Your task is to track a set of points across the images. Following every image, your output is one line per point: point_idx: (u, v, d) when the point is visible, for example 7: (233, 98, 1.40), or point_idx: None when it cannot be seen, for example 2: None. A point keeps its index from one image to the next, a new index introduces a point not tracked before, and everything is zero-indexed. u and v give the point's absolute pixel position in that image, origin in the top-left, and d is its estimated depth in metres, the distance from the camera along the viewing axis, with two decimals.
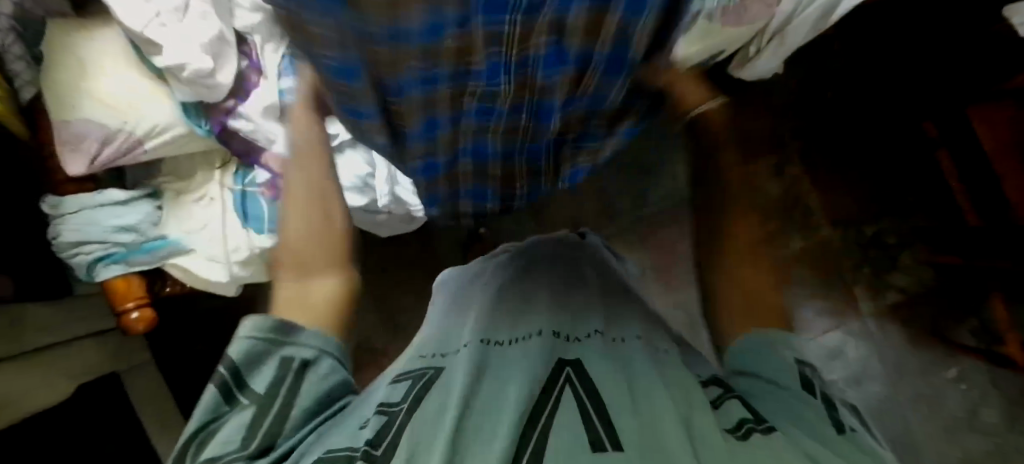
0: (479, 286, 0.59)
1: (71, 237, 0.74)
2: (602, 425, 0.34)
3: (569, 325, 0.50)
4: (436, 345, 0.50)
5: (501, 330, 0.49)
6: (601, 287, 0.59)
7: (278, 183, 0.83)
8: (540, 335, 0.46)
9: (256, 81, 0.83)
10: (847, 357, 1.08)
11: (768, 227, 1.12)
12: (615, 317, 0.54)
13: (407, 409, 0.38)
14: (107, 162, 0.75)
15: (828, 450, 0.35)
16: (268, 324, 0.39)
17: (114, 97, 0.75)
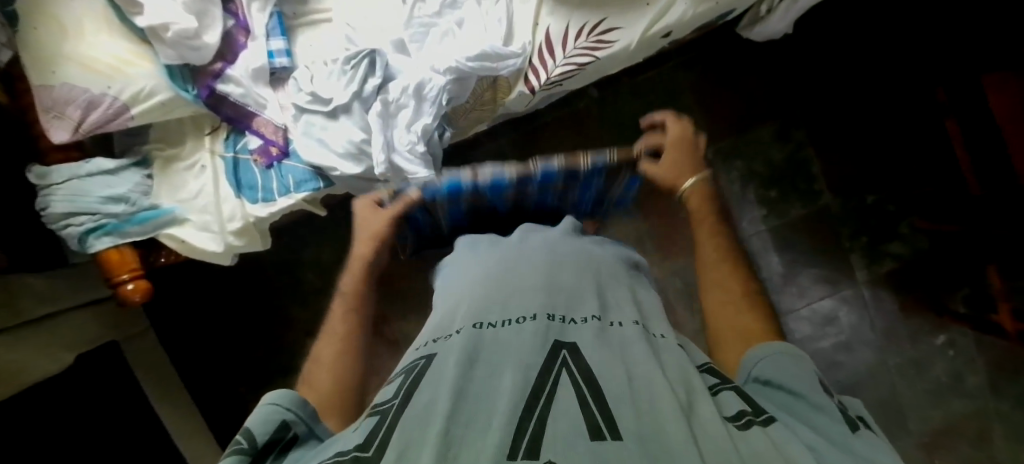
0: (477, 261, 0.57)
1: (62, 209, 0.72)
2: (599, 418, 0.34)
3: (566, 304, 0.47)
4: (431, 329, 0.49)
5: (494, 310, 0.47)
6: (602, 262, 0.56)
7: (270, 149, 0.81)
8: (534, 317, 0.45)
9: (244, 42, 0.80)
10: (841, 325, 1.09)
11: (768, 195, 1.11)
12: (615, 295, 0.50)
13: (398, 405, 0.39)
14: (94, 128, 0.72)
15: (828, 446, 0.34)
16: (287, 396, 0.43)
17: (98, 61, 0.72)
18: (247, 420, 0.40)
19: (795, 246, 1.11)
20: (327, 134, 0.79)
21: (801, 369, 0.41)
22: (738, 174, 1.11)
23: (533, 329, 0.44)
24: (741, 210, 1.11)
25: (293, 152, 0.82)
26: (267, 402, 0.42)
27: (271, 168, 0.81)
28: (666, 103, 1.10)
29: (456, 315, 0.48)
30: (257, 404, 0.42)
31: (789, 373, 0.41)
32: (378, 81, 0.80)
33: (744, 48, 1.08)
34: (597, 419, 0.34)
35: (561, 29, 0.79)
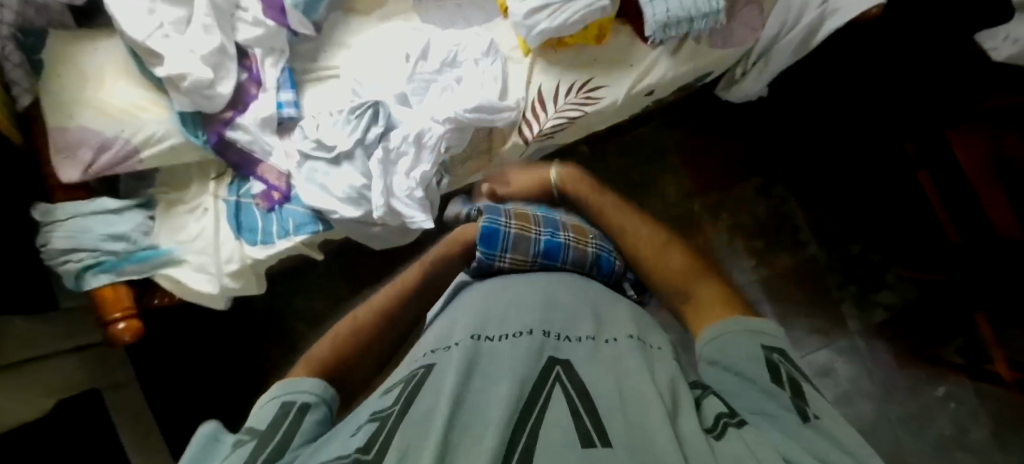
0: (470, 285, 0.57)
1: (62, 245, 0.73)
2: (592, 430, 0.34)
3: (560, 322, 0.47)
4: (429, 344, 0.47)
5: (491, 325, 0.46)
6: (600, 288, 0.56)
7: (273, 193, 0.84)
8: (532, 332, 0.44)
9: (255, 93, 0.84)
10: (838, 376, 1.08)
11: (755, 245, 1.14)
12: (607, 314, 0.50)
13: (399, 408, 0.37)
14: (103, 170, 0.75)
15: (796, 442, 0.33)
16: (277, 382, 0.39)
17: (113, 107, 0.76)
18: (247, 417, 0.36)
19: (786, 297, 1.12)
20: (330, 179, 0.83)
21: (753, 343, 0.41)
22: (725, 225, 1.14)
23: (529, 344, 0.43)
24: (731, 260, 1.13)
25: (295, 196, 0.84)
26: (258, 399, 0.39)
27: (272, 211, 0.84)
28: (654, 158, 1.16)
29: (451, 329, 0.47)
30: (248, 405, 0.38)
31: (738, 353, 0.41)
32: (379, 130, 0.84)
33: (724, 108, 1.16)
34: (587, 427, 0.34)
35: (552, 87, 0.86)
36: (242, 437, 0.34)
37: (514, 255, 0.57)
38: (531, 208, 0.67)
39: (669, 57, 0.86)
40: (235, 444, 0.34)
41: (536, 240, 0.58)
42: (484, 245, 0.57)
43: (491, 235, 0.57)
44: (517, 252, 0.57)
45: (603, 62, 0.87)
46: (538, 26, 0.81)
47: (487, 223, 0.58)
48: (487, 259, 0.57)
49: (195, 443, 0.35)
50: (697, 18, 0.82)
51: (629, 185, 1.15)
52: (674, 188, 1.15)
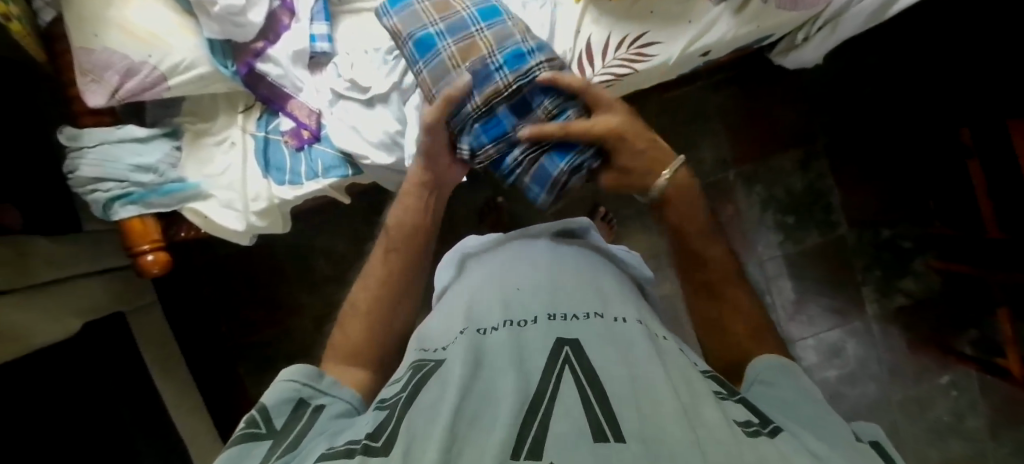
0: (482, 273, 0.61)
1: (90, 173, 0.70)
2: (602, 417, 0.35)
3: (567, 307, 0.51)
4: (436, 337, 0.52)
5: (495, 315, 0.50)
6: (618, 282, 0.59)
7: (302, 132, 0.81)
8: (535, 322, 0.48)
9: (286, 24, 0.78)
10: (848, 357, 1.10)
11: (786, 221, 1.11)
12: (612, 300, 0.53)
13: (403, 401, 0.40)
14: (129, 96, 0.72)
15: (832, 451, 0.36)
16: (300, 370, 0.48)
17: (139, 27, 0.71)
18: (264, 396, 0.46)
19: (809, 275, 1.11)
20: (362, 122, 0.78)
21: (791, 383, 0.45)
22: (758, 198, 1.11)
23: (534, 334, 0.46)
24: (758, 235, 1.11)
25: (325, 136, 0.81)
26: (282, 376, 0.48)
27: (301, 151, 0.81)
28: (693, 121, 1.10)
29: (457, 322, 0.51)
30: (273, 382, 0.47)
31: (791, 387, 0.44)
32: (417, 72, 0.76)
33: (778, 74, 1.09)
34: (600, 418, 0.35)
35: (602, 39, 0.81)
36: (265, 427, 0.43)
37: (428, 76, 0.69)
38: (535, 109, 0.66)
39: (731, 18, 0.80)
40: (259, 430, 0.42)
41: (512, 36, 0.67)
42: (448, 24, 0.68)
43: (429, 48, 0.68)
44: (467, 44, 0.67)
45: (659, 16, 0.81)
46: None
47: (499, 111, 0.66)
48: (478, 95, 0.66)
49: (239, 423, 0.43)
50: None
51: None
52: (710, 155, 1.11)
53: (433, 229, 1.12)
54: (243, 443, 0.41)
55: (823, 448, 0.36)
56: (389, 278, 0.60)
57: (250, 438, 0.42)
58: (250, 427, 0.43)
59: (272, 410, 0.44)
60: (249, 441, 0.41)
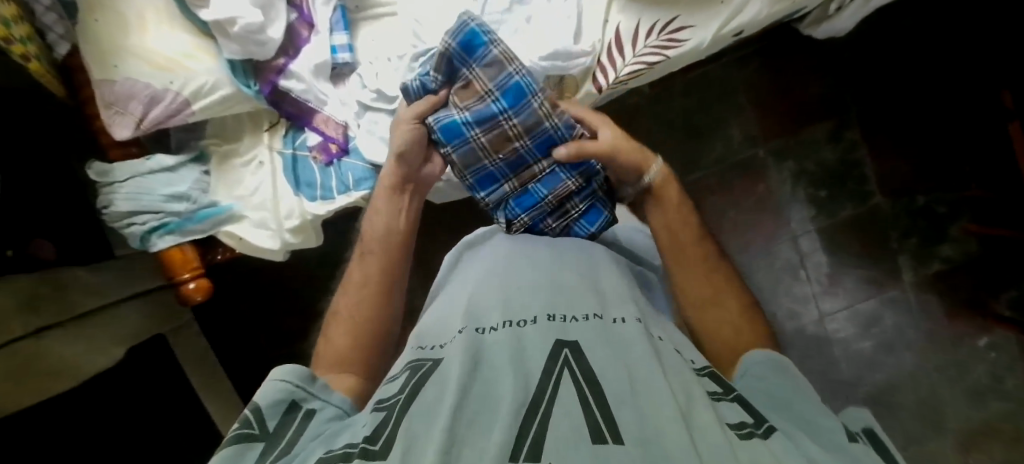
0: (478, 272, 0.60)
1: (124, 207, 0.69)
2: (601, 420, 0.34)
3: (565, 305, 0.49)
4: (436, 337, 0.51)
5: (494, 315, 0.49)
6: (616, 275, 0.57)
7: (330, 146, 0.79)
8: (535, 322, 0.46)
9: (306, 37, 0.75)
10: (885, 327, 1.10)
11: (817, 194, 1.09)
12: (611, 298, 0.51)
13: (403, 401, 0.40)
14: (155, 124, 0.71)
15: (829, 454, 0.35)
16: (291, 370, 0.47)
17: (159, 54, 0.69)
18: (257, 396, 0.44)
19: (844, 248, 1.10)
20: (391, 133, 0.76)
21: (787, 379, 0.44)
22: (789, 174, 1.09)
23: (534, 334, 0.45)
24: (790, 211, 1.10)
25: (353, 149, 0.80)
26: (273, 376, 0.46)
27: (330, 166, 0.80)
28: (718, 100, 1.08)
29: (456, 322, 0.51)
30: (264, 381, 0.46)
31: (784, 384, 0.44)
32: None
33: (806, 44, 1.06)
34: (599, 422, 0.34)
35: (631, 27, 0.78)
36: (256, 433, 0.42)
37: (459, 161, 0.67)
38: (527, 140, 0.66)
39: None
40: (251, 437, 0.41)
41: (507, 67, 0.65)
42: (475, 114, 0.65)
43: (455, 130, 0.66)
44: (501, 137, 0.66)
45: None
46: None
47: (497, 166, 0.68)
48: (467, 126, 0.65)
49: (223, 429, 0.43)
50: None
51: (691, 130, 1.09)
52: (738, 133, 1.09)
53: (462, 227, 1.11)
54: (233, 448, 0.40)
55: (816, 451, 0.35)
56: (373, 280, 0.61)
57: (240, 442, 0.41)
58: (241, 433, 0.42)
59: (264, 413, 0.43)
60: (239, 447, 0.40)
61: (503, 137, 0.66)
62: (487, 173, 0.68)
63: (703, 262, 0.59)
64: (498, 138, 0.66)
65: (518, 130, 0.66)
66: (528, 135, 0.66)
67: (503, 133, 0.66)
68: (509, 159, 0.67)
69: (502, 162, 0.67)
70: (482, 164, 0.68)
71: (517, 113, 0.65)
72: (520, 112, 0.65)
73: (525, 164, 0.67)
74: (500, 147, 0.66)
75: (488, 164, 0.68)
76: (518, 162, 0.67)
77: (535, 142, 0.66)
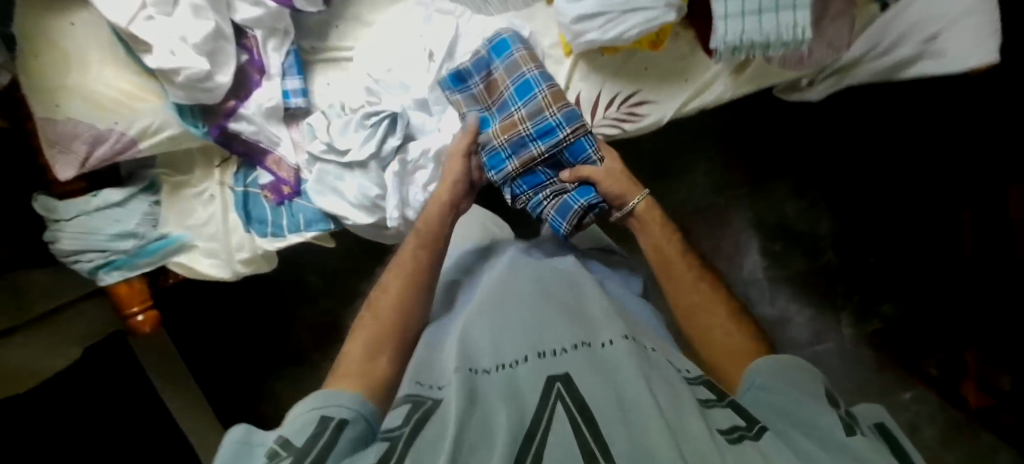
0: (470, 309, 0.57)
1: (70, 245, 0.70)
2: (595, 447, 0.35)
3: (553, 334, 0.47)
4: (431, 372, 0.49)
5: (487, 354, 0.47)
6: (604, 296, 0.55)
7: (282, 187, 0.79)
8: (525, 360, 0.45)
9: (258, 80, 0.74)
10: (841, 374, 1.12)
11: (773, 247, 1.12)
12: (592, 318, 0.50)
13: (404, 443, 0.38)
14: (101, 162, 0.71)
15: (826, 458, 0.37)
16: (318, 396, 0.44)
17: (103, 94, 0.68)
18: (282, 427, 0.41)
19: (790, 298, 1.13)
20: (341, 183, 0.76)
21: (792, 384, 0.46)
22: (745, 222, 1.12)
23: (527, 373, 0.43)
24: (743, 257, 1.13)
25: (305, 191, 0.80)
26: (302, 405, 0.44)
27: (282, 205, 0.80)
28: (687, 148, 1.10)
29: (448, 360, 0.48)
30: (292, 410, 0.43)
31: (793, 382, 0.47)
32: (397, 142, 0.74)
33: (774, 98, 1.07)
34: (591, 450, 0.34)
35: (592, 97, 0.77)
36: (279, 454, 0.38)
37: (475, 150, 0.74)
38: (536, 126, 0.70)
39: (729, 78, 0.75)
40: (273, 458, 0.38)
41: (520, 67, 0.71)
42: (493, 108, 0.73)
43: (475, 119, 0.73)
44: (509, 124, 0.71)
45: (655, 73, 0.76)
46: (585, 37, 0.68)
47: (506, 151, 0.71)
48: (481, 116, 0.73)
49: (230, 451, 0.40)
50: (774, 45, 0.67)
51: (657, 174, 1.11)
52: (702, 180, 1.11)
53: None
54: None
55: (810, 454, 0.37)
56: (419, 271, 0.62)
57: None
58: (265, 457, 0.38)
59: (289, 440, 0.39)
60: None
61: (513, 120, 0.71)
62: (499, 159, 0.72)
63: (689, 272, 0.63)
64: (507, 123, 0.71)
65: (527, 119, 0.71)
66: (534, 121, 0.70)
67: (513, 119, 0.71)
68: (516, 141, 0.71)
69: (509, 146, 0.71)
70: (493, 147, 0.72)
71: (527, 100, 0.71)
72: (529, 100, 0.71)
73: (535, 149, 0.71)
74: (509, 130, 0.71)
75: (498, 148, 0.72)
76: (528, 150, 0.71)
77: (540, 126, 0.70)
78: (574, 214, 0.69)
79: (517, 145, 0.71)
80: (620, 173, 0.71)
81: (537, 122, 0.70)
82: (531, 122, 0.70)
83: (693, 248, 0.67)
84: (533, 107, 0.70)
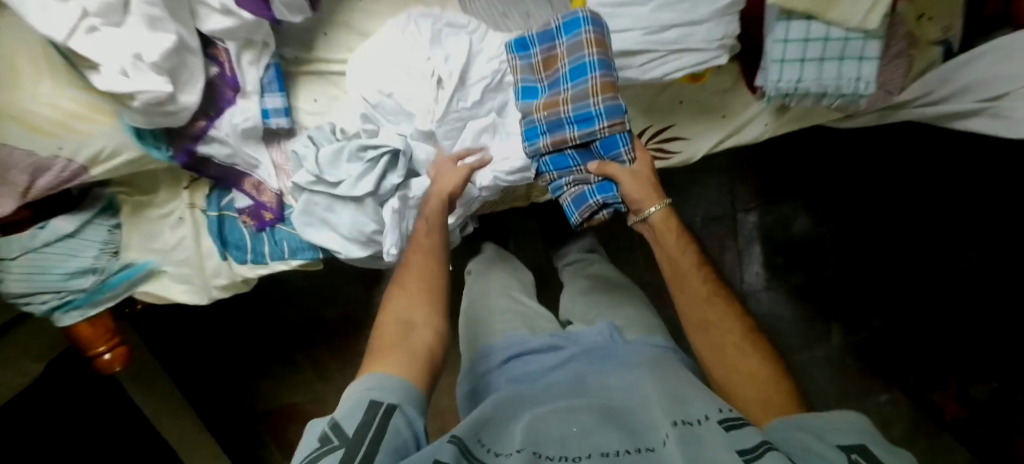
0: (530, 390, 0.54)
1: (19, 287, 0.61)
2: None
3: (625, 435, 0.44)
4: (487, 441, 0.45)
5: (552, 441, 0.44)
6: (669, 376, 0.52)
7: (262, 212, 0.69)
8: (590, 456, 0.41)
9: (231, 98, 0.63)
10: (826, 382, 1.12)
11: (775, 260, 1.11)
12: (662, 401, 0.47)
13: None
14: (45, 191, 0.60)
15: None
16: (368, 382, 0.45)
17: (36, 115, 0.55)
18: (336, 411, 0.43)
19: (785, 308, 1.13)
20: (332, 215, 0.67)
21: (841, 435, 0.40)
22: (755, 231, 1.10)
23: None
24: (744, 269, 1.11)
25: (289, 217, 0.70)
26: (356, 389, 0.45)
27: (263, 230, 0.71)
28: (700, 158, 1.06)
29: (507, 444, 0.45)
30: (347, 393, 0.45)
31: (838, 434, 0.40)
32: (399, 180, 0.65)
33: None
34: None
35: None
36: (332, 444, 0.39)
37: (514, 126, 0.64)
38: (577, 108, 0.57)
39: (771, 117, 0.68)
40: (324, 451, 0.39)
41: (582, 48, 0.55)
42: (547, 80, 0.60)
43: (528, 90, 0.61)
44: (552, 100, 0.59)
45: (688, 107, 0.68)
46: (622, 75, 0.59)
47: (534, 126, 0.60)
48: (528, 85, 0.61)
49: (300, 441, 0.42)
50: (829, 95, 0.62)
51: (668, 185, 1.06)
52: (712, 189, 1.07)
53: None
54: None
55: None
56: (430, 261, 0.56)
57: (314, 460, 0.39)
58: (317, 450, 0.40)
59: (339, 429, 0.40)
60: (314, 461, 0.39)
61: (557, 94, 0.58)
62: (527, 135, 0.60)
63: (702, 286, 0.55)
64: (548, 101, 0.59)
65: (572, 100, 0.57)
66: (577, 108, 0.57)
67: (558, 97, 0.58)
68: (550, 119, 0.59)
69: (544, 122, 0.59)
70: (529, 123, 0.60)
71: (582, 82, 0.56)
72: (583, 83, 0.56)
73: (564, 131, 0.58)
74: (546, 106, 0.59)
75: (531, 121, 0.60)
76: (561, 134, 0.59)
77: (579, 115, 0.57)
78: (587, 208, 0.60)
79: (551, 122, 0.59)
80: (650, 178, 0.59)
81: (580, 110, 0.57)
82: (569, 108, 0.57)
83: (706, 255, 0.59)
84: (581, 92, 0.56)
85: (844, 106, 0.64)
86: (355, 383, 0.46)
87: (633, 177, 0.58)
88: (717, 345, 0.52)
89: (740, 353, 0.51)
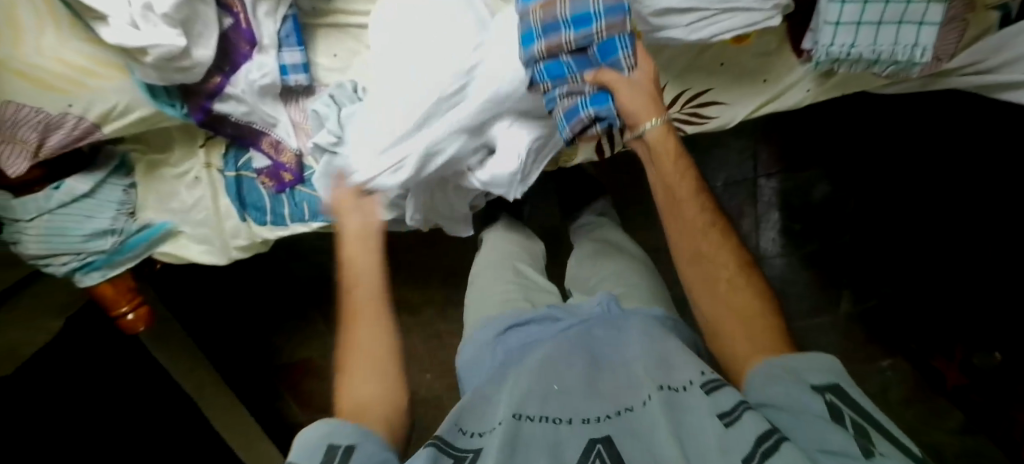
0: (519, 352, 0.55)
1: (38, 249, 0.61)
2: None
3: (603, 396, 0.45)
4: (477, 417, 0.47)
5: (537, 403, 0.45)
6: (651, 330, 0.53)
7: (281, 174, 0.67)
8: (569, 420, 0.43)
9: (246, 52, 0.58)
10: (830, 347, 1.14)
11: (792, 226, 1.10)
12: (640, 361, 0.48)
13: None
14: (58, 150, 0.58)
15: None
16: (322, 424, 0.43)
17: (43, 70, 0.52)
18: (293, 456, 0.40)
19: (797, 274, 1.12)
20: None
21: (806, 372, 0.41)
22: (774, 199, 1.08)
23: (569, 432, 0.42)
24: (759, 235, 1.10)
25: (309, 179, 0.67)
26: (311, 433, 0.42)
27: (282, 193, 0.68)
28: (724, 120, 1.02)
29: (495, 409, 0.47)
30: (303, 434, 0.42)
31: (803, 365, 0.42)
32: None
33: None
34: None
35: None
36: None
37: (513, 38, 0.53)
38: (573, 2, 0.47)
39: (814, 83, 0.64)
40: None
41: None
42: None
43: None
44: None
45: (730, 70, 0.64)
46: (666, 33, 0.55)
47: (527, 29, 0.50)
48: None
49: None
50: (882, 62, 0.58)
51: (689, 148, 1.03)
52: (735, 153, 1.04)
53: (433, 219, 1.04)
54: None
55: None
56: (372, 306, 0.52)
57: None
58: None
59: None
60: None
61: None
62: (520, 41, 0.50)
63: (698, 215, 0.50)
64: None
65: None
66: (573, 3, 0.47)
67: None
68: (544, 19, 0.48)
69: (539, 24, 0.49)
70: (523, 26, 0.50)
71: None
72: None
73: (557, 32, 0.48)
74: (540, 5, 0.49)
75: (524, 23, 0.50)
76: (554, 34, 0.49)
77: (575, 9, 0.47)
78: (580, 127, 0.49)
79: (546, 24, 0.49)
80: (650, 90, 0.49)
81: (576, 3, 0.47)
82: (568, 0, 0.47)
83: (705, 180, 0.52)
84: None
85: (895, 73, 0.60)
86: (311, 424, 0.43)
87: (631, 87, 0.48)
88: (709, 277, 0.48)
89: (733, 287, 0.48)
